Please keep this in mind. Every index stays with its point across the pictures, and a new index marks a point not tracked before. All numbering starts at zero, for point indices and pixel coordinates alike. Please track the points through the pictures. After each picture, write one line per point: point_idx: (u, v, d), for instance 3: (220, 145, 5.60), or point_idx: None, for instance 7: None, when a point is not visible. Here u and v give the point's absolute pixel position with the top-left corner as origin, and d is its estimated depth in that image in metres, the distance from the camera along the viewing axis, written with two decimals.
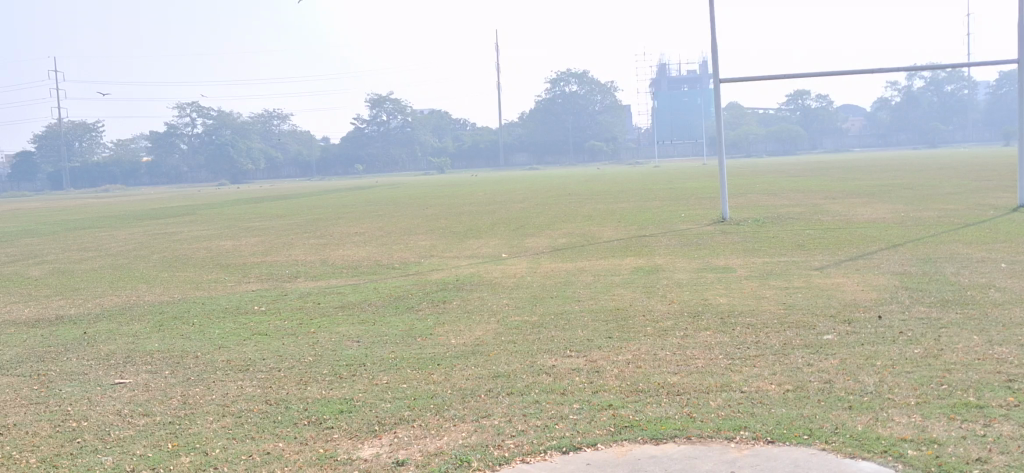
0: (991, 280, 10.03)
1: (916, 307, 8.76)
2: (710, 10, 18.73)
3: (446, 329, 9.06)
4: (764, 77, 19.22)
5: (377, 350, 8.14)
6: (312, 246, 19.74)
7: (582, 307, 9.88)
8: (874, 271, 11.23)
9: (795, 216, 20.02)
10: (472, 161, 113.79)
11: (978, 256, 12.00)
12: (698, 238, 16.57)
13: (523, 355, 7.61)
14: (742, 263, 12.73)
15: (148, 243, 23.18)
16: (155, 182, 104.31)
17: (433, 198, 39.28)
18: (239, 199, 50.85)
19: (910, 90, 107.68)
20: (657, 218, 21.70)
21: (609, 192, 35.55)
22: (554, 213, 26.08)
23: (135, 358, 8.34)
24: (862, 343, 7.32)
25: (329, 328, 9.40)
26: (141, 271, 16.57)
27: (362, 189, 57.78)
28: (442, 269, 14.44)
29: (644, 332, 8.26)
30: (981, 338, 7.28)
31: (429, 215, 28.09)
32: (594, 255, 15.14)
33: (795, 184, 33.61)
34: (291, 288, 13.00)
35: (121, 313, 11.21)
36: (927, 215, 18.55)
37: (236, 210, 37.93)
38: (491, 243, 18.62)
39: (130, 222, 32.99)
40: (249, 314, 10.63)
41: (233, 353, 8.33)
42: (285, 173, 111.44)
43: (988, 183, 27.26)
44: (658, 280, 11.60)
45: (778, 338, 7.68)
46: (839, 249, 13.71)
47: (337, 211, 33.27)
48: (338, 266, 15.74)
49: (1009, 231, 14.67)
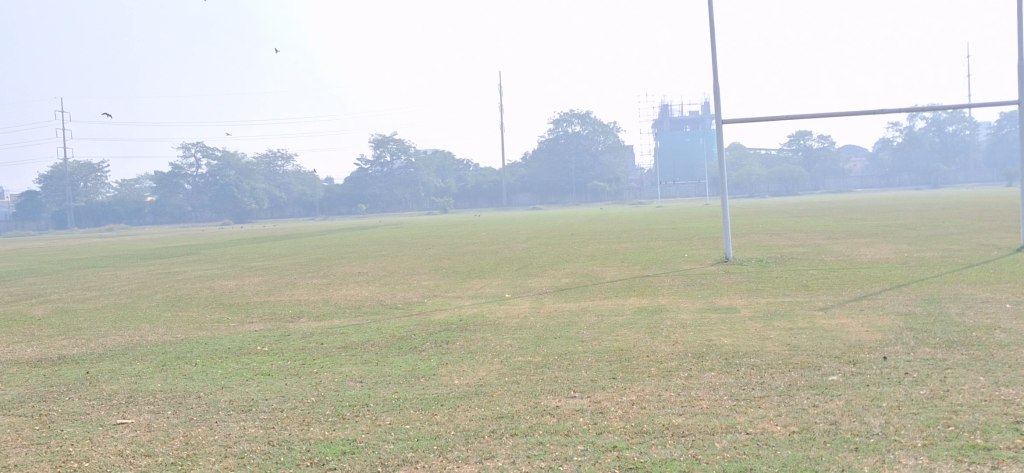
0: (996, 320, 10.02)
1: (921, 347, 8.73)
2: (713, 53, 18.91)
3: (450, 369, 9.04)
4: (766, 118, 19.35)
5: (380, 390, 8.12)
6: (316, 286, 19.76)
7: (586, 347, 9.86)
8: (878, 311, 11.23)
9: (798, 256, 20.05)
10: (474, 201, 114.12)
11: (982, 296, 12.00)
12: (701, 278, 16.58)
13: (526, 395, 7.59)
14: (745, 303, 12.73)
15: (151, 282, 23.19)
16: (159, 222, 104.64)
17: (436, 237, 39.35)
18: (242, 238, 50.99)
19: (911, 131, 108.18)
20: (660, 258, 21.72)
21: (612, 232, 35.62)
22: (558, 252, 26.14)
23: (137, 398, 8.32)
24: (867, 384, 7.29)
25: (332, 368, 9.39)
26: (144, 311, 16.57)
27: (365, 229, 57.94)
28: (445, 309, 14.43)
29: (648, 372, 8.23)
30: (988, 379, 7.25)
31: (432, 255, 28.15)
32: (597, 294, 15.13)
33: (798, 224, 33.69)
34: (294, 328, 13.00)
35: (124, 353, 11.20)
36: (930, 255, 18.58)
37: (238, 249, 38.02)
38: (494, 283, 18.64)
39: (133, 262, 33.06)
40: (251, 354, 10.61)
41: (235, 393, 8.32)
42: (288, 212, 111.78)
43: (991, 223, 27.31)
44: (661, 320, 11.58)
45: (783, 379, 7.65)
46: (842, 289, 13.70)
47: (340, 250, 33.33)
48: (341, 306, 15.75)
49: (1013, 271, 14.68)
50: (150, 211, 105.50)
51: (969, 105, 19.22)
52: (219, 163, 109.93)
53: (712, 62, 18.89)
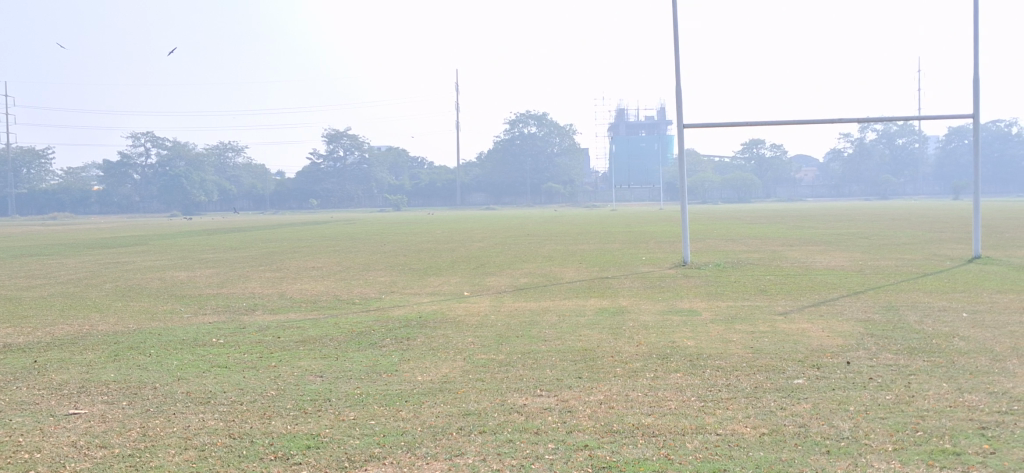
0: (955, 329, 10.12)
1: (883, 353, 8.80)
2: (676, 59, 19.06)
3: (412, 365, 8.90)
4: (726, 123, 19.52)
5: (342, 385, 7.96)
6: (270, 279, 19.42)
7: (549, 346, 9.78)
8: (838, 317, 11.30)
9: (755, 261, 20.25)
10: (428, 201, 113.64)
11: (940, 305, 12.17)
12: (661, 281, 16.60)
13: (492, 393, 7.49)
14: (706, 306, 12.77)
15: (99, 272, 22.66)
16: (106, 211, 102.52)
17: (391, 234, 39.10)
18: (189, 230, 50.01)
19: (862, 142, 109.81)
20: (618, 261, 21.78)
21: (568, 233, 35.70)
22: (515, 252, 26.06)
23: (90, 389, 8.06)
24: (833, 388, 7.33)
25: (291, 363, 9.19)
26: (93, 300, 16.13)
27: (318, 223, 57.24)
28: (404, 306, 14.24)
29: (613, 372, 8.19)
30: (950, 385, 7.32)
31: (387, 252, 27.85)
32: (557, 295, 15.05)
33: (752, 230, 34.06)
34: (249, 321, 12.72)
35: (73, 342, 10.87)
36: (885, 264, 18.89)
37: (188, 241, 37.39)
38: (453, 280, 18.51)
39: (78, 250, 32.32)
40: (207, 346, 10.35)
41: (192, 385, 8.10)
42: (238, 205, 110.57)
43: (941, 234, 27.79)
44: (623, 321, 11.55)
45: (749, 381, 7.65)
46: (801, 295, 13.80)
47: (293, 245, 32.85)
48: (297, 300, 15.48)
49: (966, 281, 14.92)
50: (96, 200, 103.44)
51: (923, 118, 19.53)
52: (169, 153, 108.19)
53: (674, 67, 19.04)
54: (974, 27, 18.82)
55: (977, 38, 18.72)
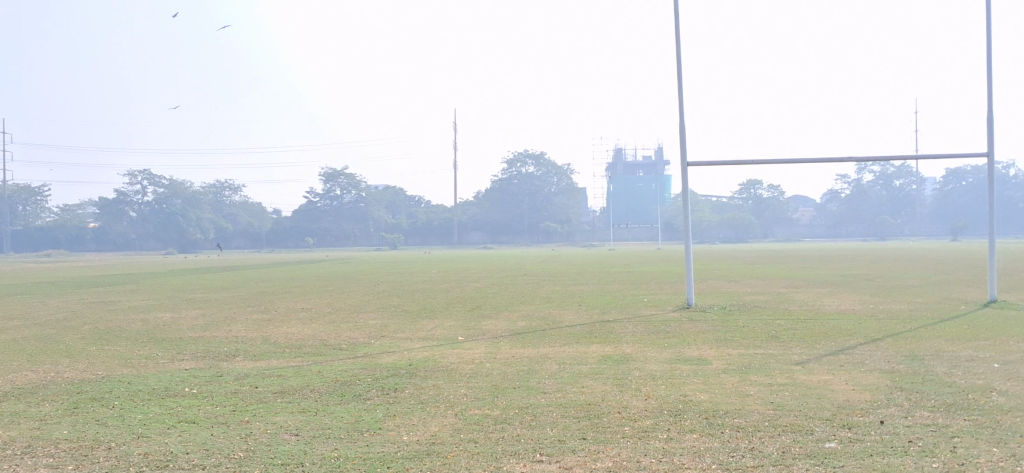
0: (990, 381, 9.30)
1: (918, 411, 7.97)
2: (678, 94, 18.40)
3: (398, 423, 8.04)
4: (732, 160, 18.77)
5: (319, 446, 7.10)
6: (256, 322, 18.55)
7: (549, 400, 8.96)
8: (859, 368, 10.45)
9: (762, 304, 19.44)
10: (425, 239, 112.62)
11: (967, 354, 11.30)
12: (665, 325, 15.73)
13: (486, 457, 6.64)
14: (716, 355, 11.89)
15: (81, 312, 21.80)
16: (101, 249, 101.89)
17: (384, 274, 38.25)
18: (181, 268, 49.26)
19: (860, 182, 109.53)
20: (619, 303, 20.95)
21: (567, 274, 34.86)
22: (512, 293, 25.23)
23: (36, 449, 7.21)
24: (871, 454, 6.48)
25: (264, 418, 8.35)
26: (67, 344, 15.24)
27: (312, 262, 56.46)
28: (394, 353, 13.32)
29: (621, 433, 7.34)
30: (1002, 450, 6.50)
31: (380, 292, 26.99)
32: (557, 341, 14.17)
33: (756, 271, 33.27)
34: (228, 368, 11.85)
35: (33, 392, 10.04)
36: (898, 308, 18.07)
37: (179, 279, 36.60)
38: (446, 323, 17.64)
39: (65, 289, 31.48)
40: (176, 398, 9.48)
41: (152, 445, 7.25)
42: (234, 243, 109.73)
43: (950, 276, 26.98)
44: (629, 371, 10.70)
45: (774, 445, 6.81)
46: (816, 343, 12.92)
47: (284, 284, 31.95)
48: (281, 346, 14.58)
49: (988, 328, 14.07)
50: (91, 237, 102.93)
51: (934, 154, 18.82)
52: (166, 191, 107.87)
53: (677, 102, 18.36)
54: (988, 63, 18.21)
55: (990, 72, 18.13)
